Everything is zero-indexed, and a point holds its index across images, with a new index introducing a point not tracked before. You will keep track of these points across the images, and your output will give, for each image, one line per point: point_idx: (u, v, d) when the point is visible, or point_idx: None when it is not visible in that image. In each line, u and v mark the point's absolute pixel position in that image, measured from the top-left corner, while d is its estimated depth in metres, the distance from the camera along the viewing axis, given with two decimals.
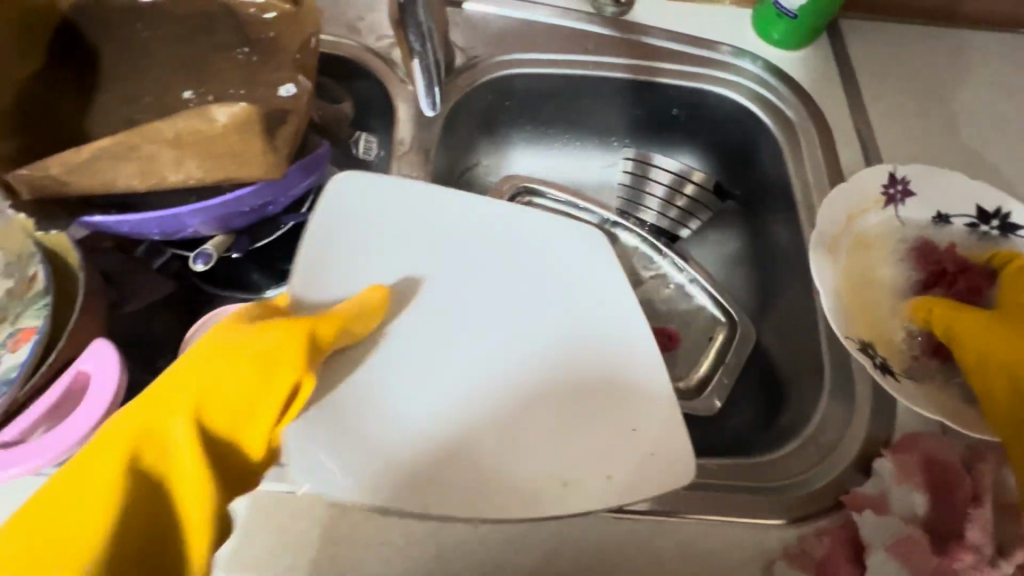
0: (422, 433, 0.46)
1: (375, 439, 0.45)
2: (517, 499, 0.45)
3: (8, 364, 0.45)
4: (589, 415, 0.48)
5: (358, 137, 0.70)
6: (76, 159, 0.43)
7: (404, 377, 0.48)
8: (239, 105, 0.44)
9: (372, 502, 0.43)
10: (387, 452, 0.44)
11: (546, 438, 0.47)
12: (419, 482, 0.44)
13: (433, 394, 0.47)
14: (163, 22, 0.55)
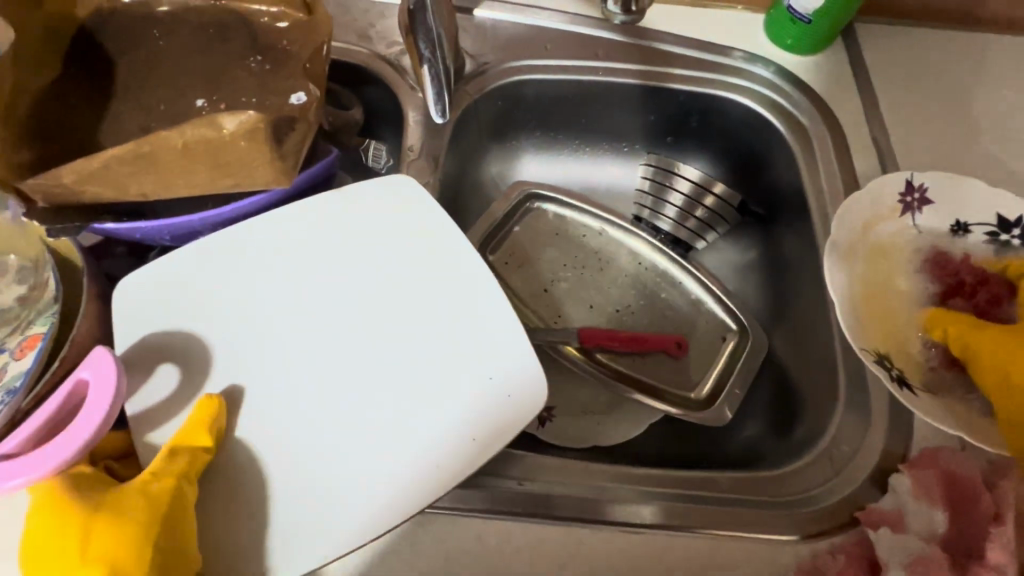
0: (308, 449, 0.46)
1: (266, 453, 0.46)
2: (415, 498, 0.45)
3: (12, 372, 0.44)
4: (466, 396, 0.49)
5: (369, 145, 0.69)
6: (87, 168, 0.43)
7: (285, 393, 0.48)
8: (248, 113, 0.44)
9: (278, 517, 0.44)
10: (281, 468, 0.45)
11: (429, 438, 0.47)
12: (319, 498, 0.45)
13: (326, 423, 0.47)
14: (178, 31, 0.57)
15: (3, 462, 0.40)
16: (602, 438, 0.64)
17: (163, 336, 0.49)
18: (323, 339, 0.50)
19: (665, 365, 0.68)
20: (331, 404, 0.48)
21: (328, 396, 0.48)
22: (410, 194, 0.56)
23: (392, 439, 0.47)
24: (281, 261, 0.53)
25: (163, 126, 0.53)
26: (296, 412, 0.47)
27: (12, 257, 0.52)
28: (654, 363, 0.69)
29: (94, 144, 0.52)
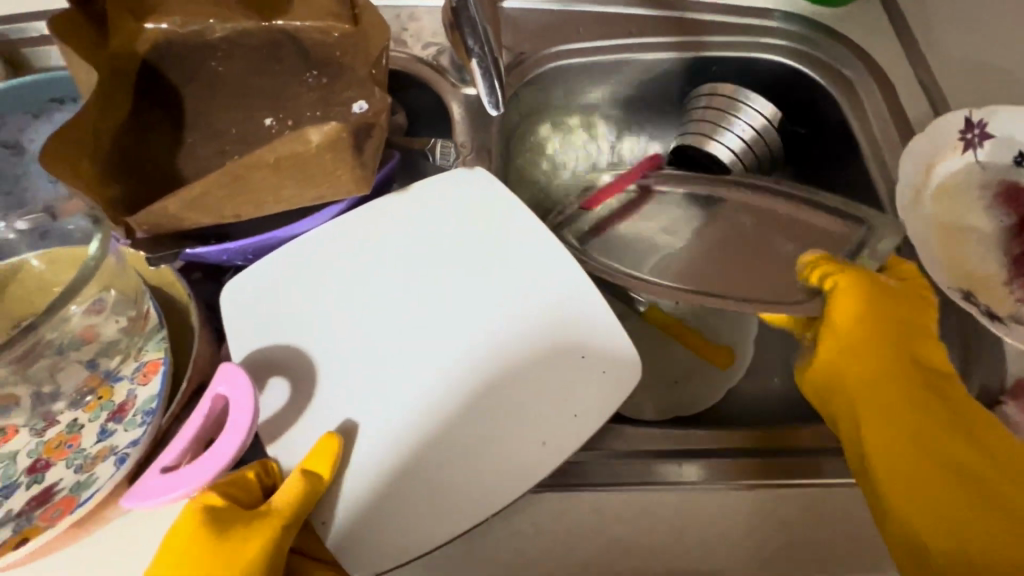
0: (416, 438, 0.47)
1: (377, 448, 0.47)
2: (523, 472, 0.46)
3: (142, 397, 0.46)
4: (555, 368, 0.50)
5: (433, 145, 0.65)
6: (188, 196, 0.45)
7: (385, 387, 0.49)
8: (331, 125, 0.46)
9: (398, 509, 0.45)
10: (393, 461, 0.46)
11: (526, 413, 0.48)
12: (435, 486, 0.45)
13: (426, 411, 0.48)
14: (235, 56, 0.58)
15: (161, 476, 0.40)
16: (684, 407, 0.64)
17: (269, 350, 0.51)
18: (409, 328, 0.52)
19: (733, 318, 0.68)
20: (427, 388, 0.49)
21: (424, 381, 0.49)
22: (477, 186, 0.58)
23: (490, 414, 0.48)
24: (362, 261, 0.55)
25: (237, 148, 0.55)
26: (399, 405, 0.48)
27: (112, 292, 0.49)
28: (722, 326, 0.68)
29: (175, 174, 0.53)
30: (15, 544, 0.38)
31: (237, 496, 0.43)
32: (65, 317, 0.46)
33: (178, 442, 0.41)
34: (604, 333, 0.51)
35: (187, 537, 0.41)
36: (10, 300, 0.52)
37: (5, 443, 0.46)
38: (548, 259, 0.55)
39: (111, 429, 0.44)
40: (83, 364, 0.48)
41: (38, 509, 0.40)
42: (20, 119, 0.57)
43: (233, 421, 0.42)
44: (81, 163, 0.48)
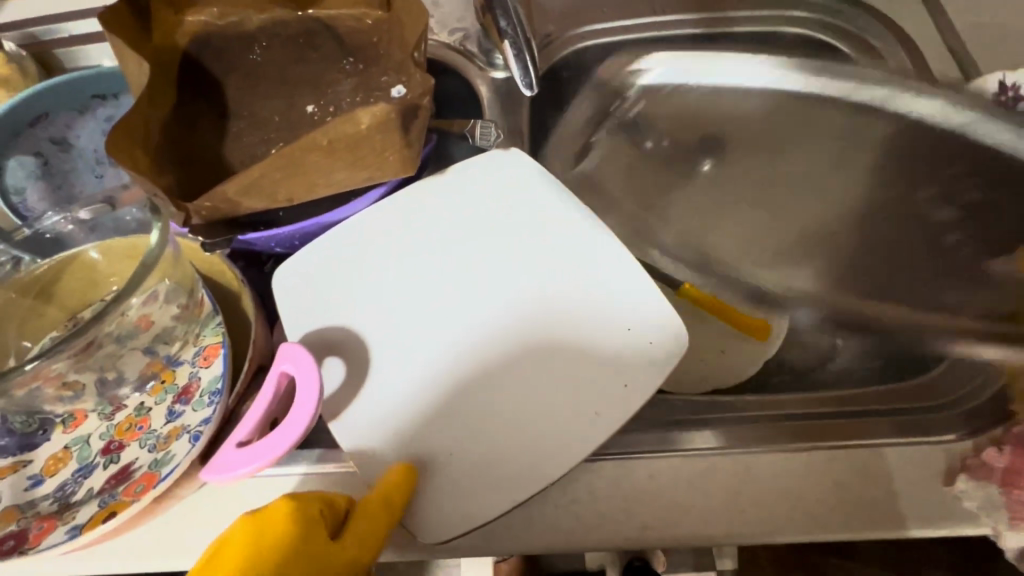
0: (469, 414, 0.48)
1: (431, 426, 0.48)
2: (575, 442, 0.47)
3: (206, 378, 0.47)
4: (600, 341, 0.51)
5: (472, 125, 0.65)
6: (245, 180, 0.46)
7: (436, 365, 0.50)
8: (380, 107, 0.47)
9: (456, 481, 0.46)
10: (448, 437, 0.47)
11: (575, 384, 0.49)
12: (490, 459, 0.47)
13: (476, 388, 0.49)
14: (273, 46, 0.59)
15: (237, 450, 0.41)
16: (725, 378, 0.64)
17: (324, 329, 0.52)
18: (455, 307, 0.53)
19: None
20: (476, 364, 0.50)
21: (472, 358, 0.51)
22: (516, 168, 0.59)
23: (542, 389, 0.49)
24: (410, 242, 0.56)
25: (280, 135, 0.56)
26: (449, 382, 0.50)
27: (167, 282, 0.48)
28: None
29: (222, 163, 0.54)
30: (104, 518, 0.40)
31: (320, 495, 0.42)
32: (123, 311, 0.44)
33: (249, 419, 0.42)
34: (653, 309, 0.52)
35: (268, 531, 0.39)
36: (64, 296, 0.53)
37: (76, 427, 0.47)
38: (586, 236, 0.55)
39: (180, 409, 0.46)
40: (141, 352, 0.48)
41: (120, 486, 0.41)
42: (68, 116, 0.58)
43: (301, 398, 0.43)
44: (137, 153, 0.49)
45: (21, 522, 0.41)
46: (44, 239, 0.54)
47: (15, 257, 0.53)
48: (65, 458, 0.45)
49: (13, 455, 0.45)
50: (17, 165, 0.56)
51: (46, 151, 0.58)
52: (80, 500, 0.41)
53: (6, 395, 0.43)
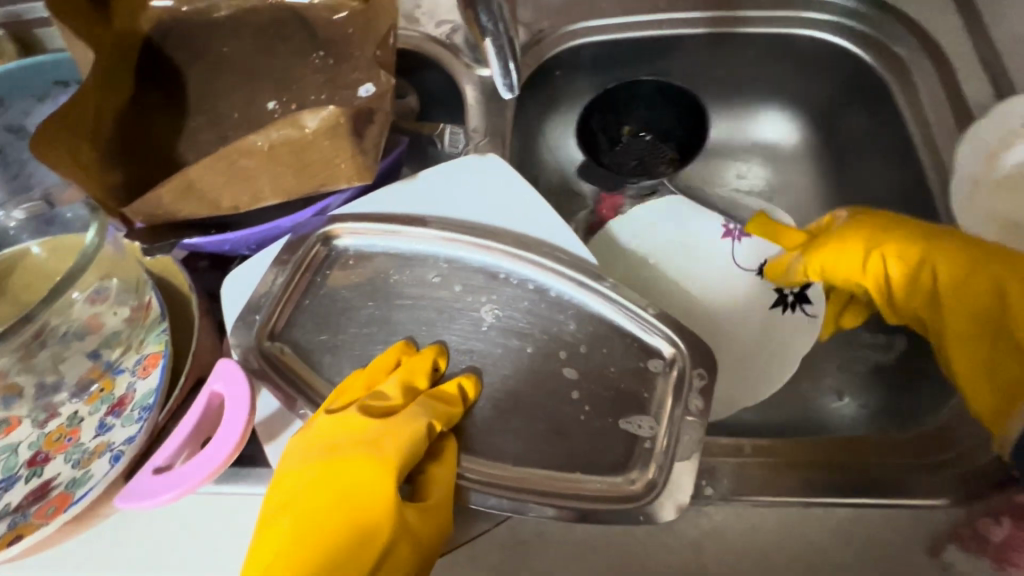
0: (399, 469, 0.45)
1: None
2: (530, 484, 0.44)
3: (141, 390, 0.45)
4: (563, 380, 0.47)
5: (443, 129, 0.60)
6: (181, 182, 0.43)
7: None
8: (328, 109, 0.43)
9: None
10: None
11: (536, 424, 0.46)
12: None
13: None
14: (240, 37, 0.56)
15: (154, 477, 0.38)
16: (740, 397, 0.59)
17: (267, 346, 0.48)
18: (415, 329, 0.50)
19: (801, 317, 0.62)
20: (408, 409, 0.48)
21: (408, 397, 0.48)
22: (493, 175, 0.55)
23: (497, 417, 0.46)
24: (370, 249, 0.52)
25: (240, 133, 0.53)
26: None
27: (113, 280, 0.50)
28: (785, 323, 0.62)
29: (177, 160, 0.52)
30: (11, 540, 0.37)
31: (423, 442, 0.42)
32: (65, 304, 0.46)
33: (171, 441, 0.40)
34: (619, 341, 0.48)
35: (310, 450, 0.42)
36: (13, 290, 0.52)
37: (8, 433, 0.45)
38: (563, 253, 0.51)
39: (110, 423, 0.43)
40: (86, 355, 0.48)
41: (35, 505, 0.39)
42: (25, 102, 0.56)
43: (228, 421, 0.41)
44: (82, 149, 0.46)
45: None
46: None
47: None
48: None
49: None
50: None
51: (0, 139, 0.55)
52: None
53: None
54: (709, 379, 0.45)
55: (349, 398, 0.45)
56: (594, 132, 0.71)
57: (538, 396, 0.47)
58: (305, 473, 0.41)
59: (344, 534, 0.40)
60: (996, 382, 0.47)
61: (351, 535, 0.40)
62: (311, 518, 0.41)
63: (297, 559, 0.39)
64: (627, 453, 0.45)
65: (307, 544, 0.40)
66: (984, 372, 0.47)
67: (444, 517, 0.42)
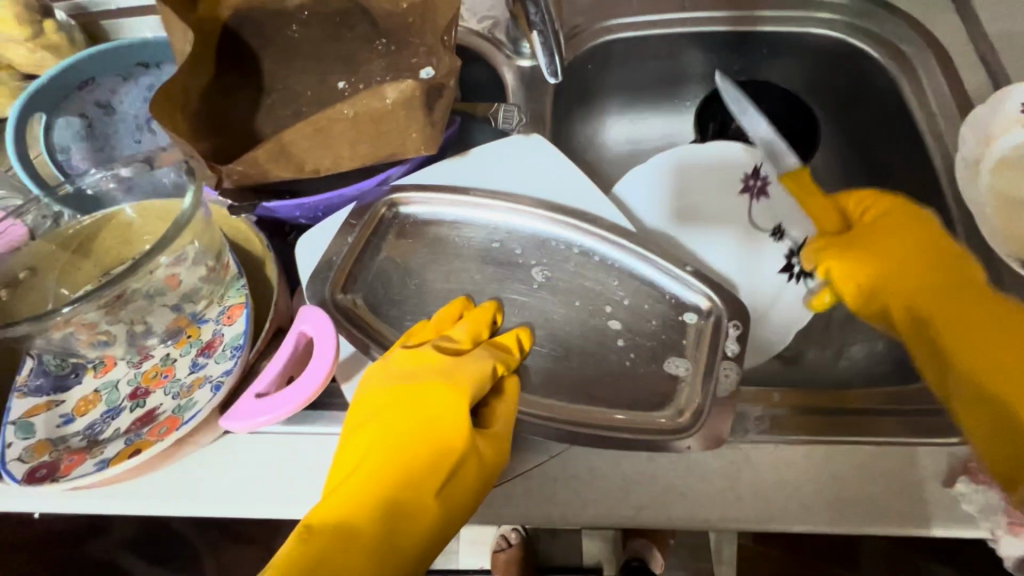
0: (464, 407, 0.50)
1: None
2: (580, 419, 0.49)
3: (228, 335, 0.50)
4: (610, 331, 0.52)
5: (497, 109, 0.64)
6: (276, 146, 0.49)
7: None
8: (405, 83, 0.50)
9: None
10: None
11: (585, 368, 0.51)
12: None
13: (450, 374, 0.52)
14: (310, 25, 0.62)
15: (256, 400, 0.44)
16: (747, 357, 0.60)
17: (339, 300, 0.52)
18: (473, 286, 0.55)
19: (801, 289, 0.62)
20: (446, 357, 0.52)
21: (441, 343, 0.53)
22: (539, 154, 0.60)
23: (551, 362, 0.51)
24: (430, 216, 0.57)
25: (311, 109, 0.58)
26: None
27: (196, 244, 0.50)
28: (789, 295, 0.62)
29: (255, 133, 0.57)
30: (130, 454, 0.43)
31: (488, 380, 0.47)
32: (151, 268, 0.46)
33: (267, 373, 0.45)
34: (659, 298, 0.54)
35: (389, 380, 0.47)
36: (102, 250, 0.56)
37: (106, 372, 0.50)
38: (606, 222, 0.56)
39: (203, 362, 0.48)
40: (170, 308, 0.51)
41: (145, 427, 0.45)
42: (112, 81, 0.61)
43: (318, 357, 0.45)
44: (177, 118, 0.51)
45: (53, 454, 0.44)
46: (83, 196, 0.57)
47: (58, 214, 0.56)
48: (95, 400, 0.48)
49: (48, 394, 0.48)
50: (65, 125, 0.59)
51: (91, 114, 0.61)
52: (108, 437, 0.45)
53: (44, 336, 0.45)
54: (744, 329, 0.50)
55: (422, 338, 0.51)
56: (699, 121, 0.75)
57: (587, 344, 0.52)
58: (384, 399, 0.47)
59: (420, 451, 0.46)
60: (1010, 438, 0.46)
61: (427, 451, 0.46)
62: (390, 437, 0.46)
63: (380, 467, 0.45)
64: (669, 394, 0.50)
65: (386, 459, 0.45)
66: (1000, 421, 0.46)
67: (506, 448, 0.46)
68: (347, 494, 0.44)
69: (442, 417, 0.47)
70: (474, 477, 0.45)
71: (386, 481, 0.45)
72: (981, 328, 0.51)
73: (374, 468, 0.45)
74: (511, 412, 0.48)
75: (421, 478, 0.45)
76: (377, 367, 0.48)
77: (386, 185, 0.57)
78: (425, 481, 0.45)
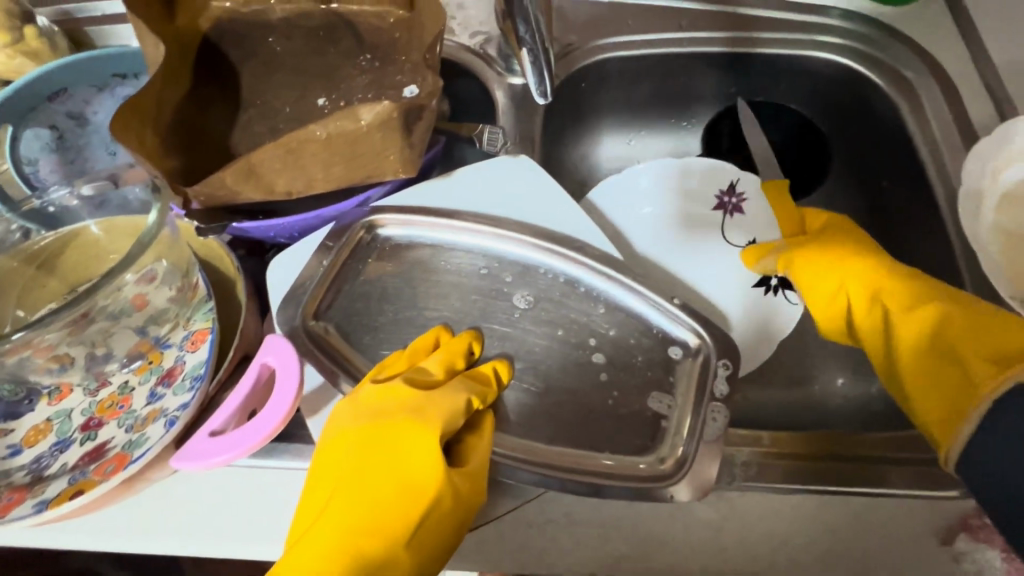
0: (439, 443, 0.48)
1: None
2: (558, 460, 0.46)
3: (190, 364, 0.47)
4: (593, 368, 0.50)
5: (482, 129, 0.62)
6: (244, 166, 0.46)
7: None
8: (382, 105, 0.47)
9: None
10: None
11: (566, 408, 0.48)
12: None
13: None
14: (292, 39, 0.60)
15: (209, 440, 0.41)
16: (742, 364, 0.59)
17: (311, 327, 0.50)
18: (450, 314, 0.52)
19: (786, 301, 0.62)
20: None
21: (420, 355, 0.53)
22: (526, 176, 0.58)
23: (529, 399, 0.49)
24: (410, 240, 0.55)
25: (289, 126, 0.56)
26: None
27: (163, 263, 0.48)
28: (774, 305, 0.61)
29: (229, 149, 0.55)
30: (73, 495, 0.41)
31: (461, 415, 0.45)
32: (115, 289, 0.44)
33: (223, 408, 0.42)
34: (645, 333, 0.51)
35: (356, 417, 0.44)
36: (66, 268, 0.54)
37: (61, 400, 0.47)
38: (592, 251, 0.53)
39: (161, 392, 0.46)
40: (131, 333, 0.48)
41: (93, 464, 0.42)
42: (86, 92, 0.60)
43: (280, 391, 0.43)
44: (145, 134, 0.49)
45: None
46: (47, 212, 0.54)
47: (24, 227, 0.54)
48: (46, 430, 0.45)
49: None
50: (33, 137, 0.57)
51: (61, 126, 0.59)
52: (53, 474, 0.42)
53: None
54: (735, 370, 0.48)
55: (395, 370, 0.48)
56: (720, 136, 0.76)
57: (567, 380, 0.49)
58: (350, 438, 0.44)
59: (391, 491, 0.44)
60: (946, 391, 0.47)
61: (399, 493, 0.44)
62: (359, 477, 0.44)
63: (352, 511, 0.43)
64: (653, 437, 0.47)
65: (357, 502, 0.44)
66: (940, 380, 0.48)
67: (481, 490, 0.44)
68: (319, 544, 0.42)
69: (413, 454, 0.45)
70: (448, 518, 0.43)
71: (356, 528, 0.43)
72: (910, 292, 0.53)
73: (344, 511, 0.43)
74: (487, 447, 0.45)
75: (392, 523, 0.43)
76: (344, 402, 0.46)
77: (366, 206, 0.55)
78: (395, 526, 0.43)
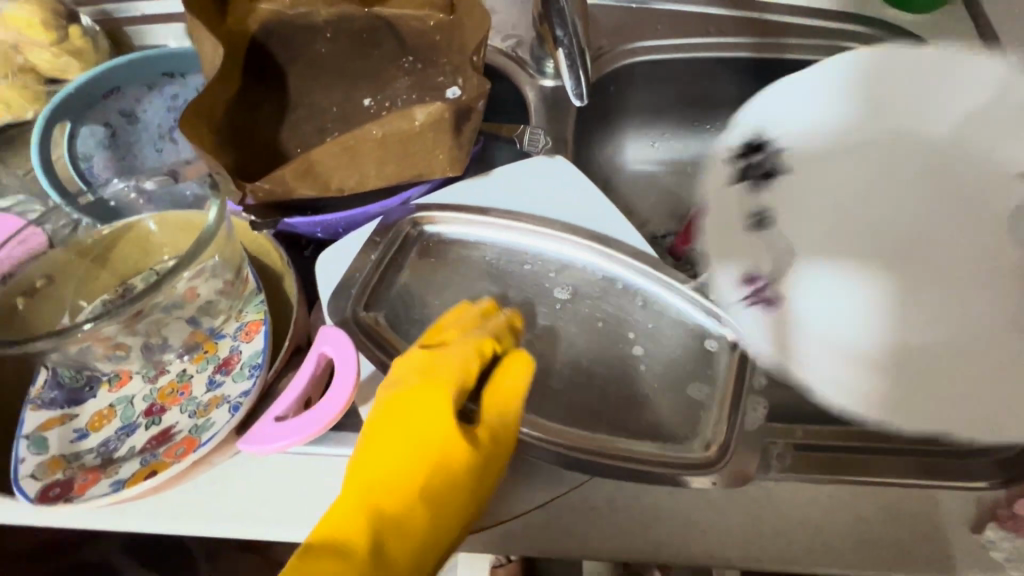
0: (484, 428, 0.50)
1: None
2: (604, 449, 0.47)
3: (246, 353, 0.49)
4: (632, 361, 0.51)
5: (522, 131, 0.64)
6: (304, 164, 0.50)
7: None
8: (434, 108, 0.52)
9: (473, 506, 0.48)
10: None
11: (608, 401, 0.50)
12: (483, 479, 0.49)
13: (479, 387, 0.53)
14: (337, 41, 0.62)
15: (272, 425, 0.43)
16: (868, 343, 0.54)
17: (361, 317, 0.51)
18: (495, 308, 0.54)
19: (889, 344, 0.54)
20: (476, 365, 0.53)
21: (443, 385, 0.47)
22: (559, 171, 0.60)
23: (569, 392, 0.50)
24: (457, 235, 0.57)
25: (338, 126, 0.58)
26: None
27: (216, 258, 0.49)
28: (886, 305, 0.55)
29: (280, 147, 0.57)
30: (145, 476, 0.43)
31: (470, 369, 0.44)
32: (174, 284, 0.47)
33: (285, 396, 0.44)
34: (682, 326, 0.53)
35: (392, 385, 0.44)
36: (119, 260, 0.55)
37: (121, 386, 0.49)
38: (629, 247, 0.55)
39: (220, 379, 0.48)
40: (185, 322, 0.50)
41: (161, 447, 0.45)
42: (138, 91, 0.62)
43: (339, 379, 0.44)
44: (203, 133, 0.51)
45: (67, 472, 0.44)
46: (104, 206, 0.56)
47: (79, 220, 0.56)
48: (109, 415, 0.47)
49: (61, 407, 0.47)
50: (89, 134, 0.60)
51: (114, 123, 0.61)
52: (122, 456, 0.45)
53: (60, 350, 0.45)
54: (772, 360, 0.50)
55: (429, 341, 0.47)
56: None
57: (607, 372, 0.51)
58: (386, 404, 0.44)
59: (416, 454, 0.43)
60: None
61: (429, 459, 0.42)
62: (389, 443, 0.43)
63: (381, 477, 0.43)
64: (693, 425, 0.49)
65: (386, 467, 0.43)
66: None
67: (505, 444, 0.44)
68: (349, 507, 0.42)
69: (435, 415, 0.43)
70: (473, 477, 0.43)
71: (386, 493, 0.42)
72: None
73: (377, 478, 0.43)
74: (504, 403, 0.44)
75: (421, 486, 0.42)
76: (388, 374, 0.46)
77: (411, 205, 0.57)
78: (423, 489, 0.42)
